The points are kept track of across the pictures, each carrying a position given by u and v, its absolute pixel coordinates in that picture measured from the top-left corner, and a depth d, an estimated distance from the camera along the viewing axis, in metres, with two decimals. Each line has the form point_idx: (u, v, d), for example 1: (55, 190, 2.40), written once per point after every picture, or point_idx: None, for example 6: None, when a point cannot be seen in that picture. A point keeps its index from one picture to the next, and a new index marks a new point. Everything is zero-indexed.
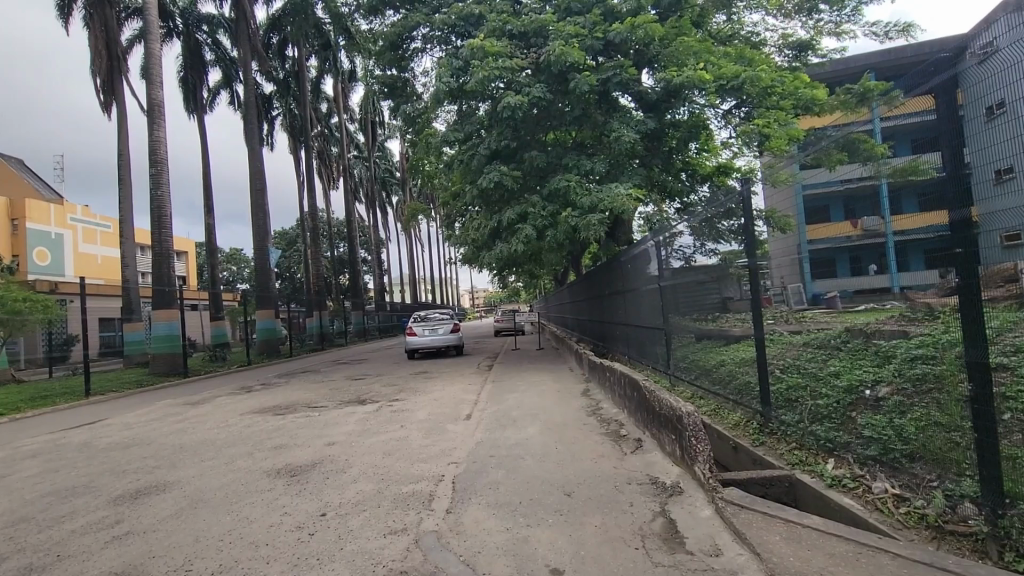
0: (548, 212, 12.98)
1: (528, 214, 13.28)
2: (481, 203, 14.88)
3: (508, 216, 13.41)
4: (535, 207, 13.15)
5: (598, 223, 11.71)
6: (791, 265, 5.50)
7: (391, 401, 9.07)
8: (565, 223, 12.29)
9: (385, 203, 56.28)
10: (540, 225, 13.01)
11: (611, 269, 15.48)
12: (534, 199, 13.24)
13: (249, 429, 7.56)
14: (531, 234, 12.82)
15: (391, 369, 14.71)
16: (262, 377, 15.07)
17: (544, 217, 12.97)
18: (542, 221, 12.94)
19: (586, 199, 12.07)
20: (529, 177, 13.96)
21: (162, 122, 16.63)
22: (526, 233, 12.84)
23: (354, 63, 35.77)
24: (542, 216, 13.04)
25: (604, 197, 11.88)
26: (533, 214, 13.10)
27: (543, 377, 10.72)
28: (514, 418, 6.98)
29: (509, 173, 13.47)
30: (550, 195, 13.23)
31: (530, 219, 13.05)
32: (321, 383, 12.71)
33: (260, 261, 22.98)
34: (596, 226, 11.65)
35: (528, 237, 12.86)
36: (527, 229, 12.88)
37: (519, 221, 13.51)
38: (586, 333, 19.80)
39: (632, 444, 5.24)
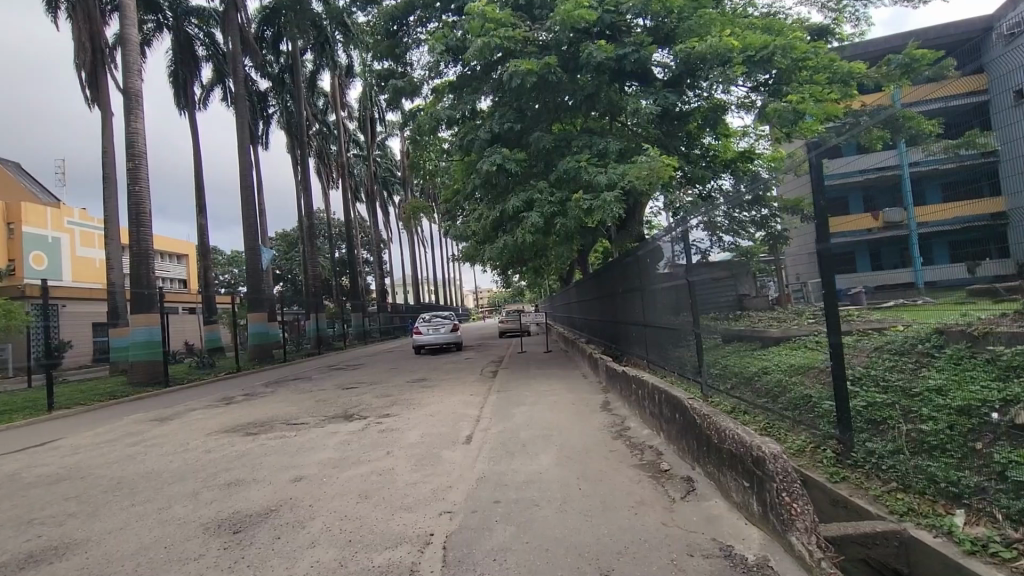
0: (558, 198, 11.82)
1: (535, 201, 12.11)
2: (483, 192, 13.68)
3: (513, 202, 12.25)
4: (542, 194, 11.97)
5: (613, 204, 10.51)
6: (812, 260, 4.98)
7: (381, 417, 7.92)
8: (577, 209, 11.09)
9: (386, 203, 55.16)
10: (548, 214, 11.79)
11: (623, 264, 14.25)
12: (541, 185, 12.07)
13: (209, 455, 6.38)
14: (538, 223, 11.65)
15: (387, 376, 13.55)
16: (249, 385, 13.93)
17: (552, 203, 11.80)
18: (550, 209, 11.71)
19: (602, 178, 10.91)
20: (536, 161, 12.73)
21: (141, 115, 15.53)
22: (531, 221, 11.65)
23: (351, 57, 34.61)
24: (550, 202, 11.86)
25: (621, 174, 10.79)
26: (540, 201, 11.92)
27: (555, 386, 9.51)
28: (523, 442, 5.75)
29: (514, 156, 12.33)
30: (560, 179, 12.02)
31: (539, 207, 11.83)
32: (310, 393, 11.56)
33: (251, 262, 21.88)
34: (610, 211, 10.48)
35: (534, 224, 11.72)
36: (533, 218, 11.72)
37: (524, 210, 12.38)
38: (595, 335, 18.60)
39: (682, 485, 4.02)
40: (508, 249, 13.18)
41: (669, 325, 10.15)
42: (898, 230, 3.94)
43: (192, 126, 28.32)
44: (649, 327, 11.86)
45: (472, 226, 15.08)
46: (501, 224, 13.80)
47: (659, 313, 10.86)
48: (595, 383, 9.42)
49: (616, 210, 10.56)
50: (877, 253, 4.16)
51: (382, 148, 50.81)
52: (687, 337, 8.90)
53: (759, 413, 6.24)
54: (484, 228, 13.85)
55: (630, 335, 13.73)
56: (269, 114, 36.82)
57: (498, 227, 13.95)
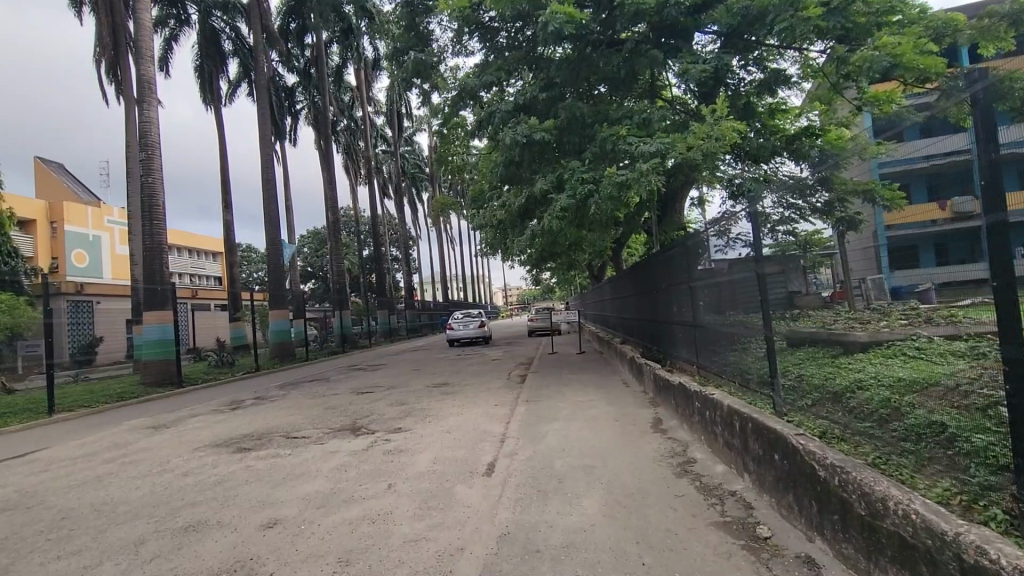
0: (591, 177, 10.53)
1: (567, 179, 10.95)
2: (509, 174, 12.56)
3: (541, 182, 11.14)
4: (576, 173, 10.78)
5: (650, 172, 9.34)
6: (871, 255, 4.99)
7: (391, 431, 6.81)
8: (611, 187, 9.84)
9: (414, 199, 54.55)
10: (581, 195, 10.53)
11: (665, 257, 12.78)
12: (575, 163, 10.84)
13: (183, 480, 5.38)
14: (567, 204, 10.49)
15: (407, 379, 12.53)
16: (263, 386, 13.13)
17: (584, 181, 10.53)
18: (583, 188, 10.46)
19: (644, 149, 9.65)
20: (568, 135, 11.47)
21: (155, 104, 14.93)
22: (561, 203, 10.48)
23: (376, 48, 33.77)
24: (583, 181, 10.60)
25: (668, 144, 9.55)
26: (575, 181, 10.66)
27: (593, 397, 8.22)
28: (559, 478, 4.51)
29: (542, 129, 11.16)
30: (597, 156, 10.76)
31: (569, 186, 10.64)
32: (322, 398, 10.61)
33: (273, 257, 21.19)
34: (646, 183, 9.33)
35: (561, 207, 10.59)
36: (562, 200, 10.54)
37: (554, 191, 11.25)
38: (633, 334, 17.16)
39: (800, 571, 2.74)
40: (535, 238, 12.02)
41: (723, 324, 8.77)
42: (969, 218, 3.79)
43: (217, 121, 27.98)
44: (697, 327, 10.40)
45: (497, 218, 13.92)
46: (529, 212, 12.61)
47: (709, 309, 9.46)
48: (640, 394, 8.10)
49: (654, 182, 9.35)
50: (946, 247, 4.10)
51: (409, 143, 50.05)
52: (744, 339, 7.83)
53: (864, 440, 4.81)
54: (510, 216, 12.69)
55: (674, 334, 12.28)
56: (296, 109, 36.50)
57: (525, 214, 12.78)
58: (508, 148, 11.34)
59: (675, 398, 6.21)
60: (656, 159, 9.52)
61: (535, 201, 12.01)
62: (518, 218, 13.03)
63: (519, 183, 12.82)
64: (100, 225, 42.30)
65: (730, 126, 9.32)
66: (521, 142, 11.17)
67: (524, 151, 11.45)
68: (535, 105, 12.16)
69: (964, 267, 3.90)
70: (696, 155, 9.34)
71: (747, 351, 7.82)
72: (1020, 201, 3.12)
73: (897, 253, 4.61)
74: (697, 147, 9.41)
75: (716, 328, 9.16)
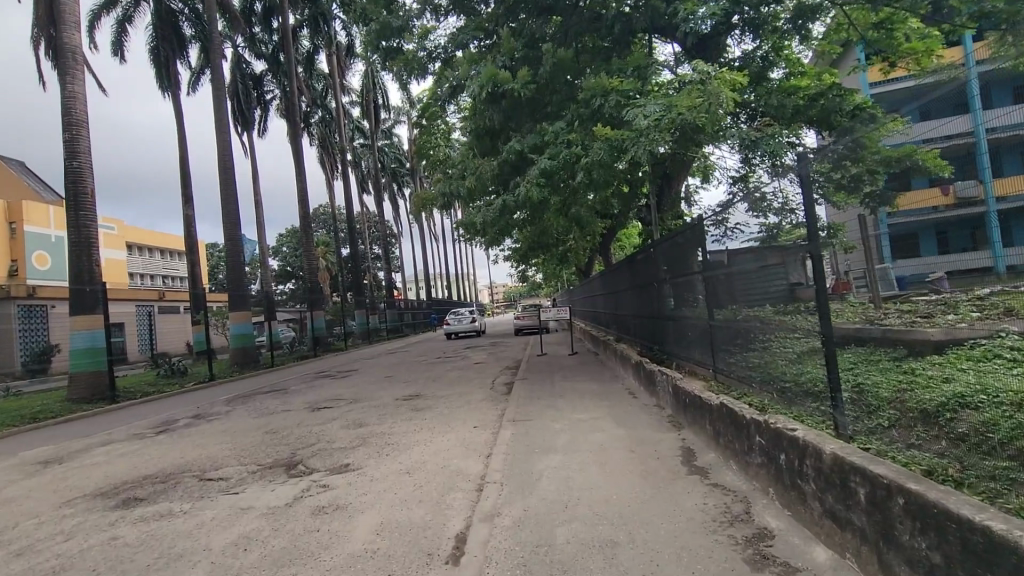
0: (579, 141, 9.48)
1: (549, 142, 9.98)
2: (490, 131, 11.40)
3: (516, 142, 10.29)
4: (562, 137, 9.74)
5: (654, 133, 7.99)
6: (868, 245, 4.42)
7: (335, 470, 5.17)
8: (602, 149, 8.66)
9: (395, 195, 52.69)
10: (564, 161, 9.60)
11: (662, 245, 11.46)
12: (556, 124, 9.91)
13: (7, 566, 3.66)
14: (547, 169, 9.50)
15: (376, 388, 10.86)
16: (209, 401, 11.35)
17: (571, 147, 9.46)
18: (568, 153, 9.45)
19: (636, 111, 8.37)
20: (550, 94, 10.45)
21: (83, 77, 13.07)
22: (542, 165, 9.36)
23: (350, 31, 31.83)
24: (568, 145, 9.62)
25: (665, 105, 8.18)
26: (554, 142, 9.84)
27: (595, 412, 6.68)
28: (563, 570, 2.89)
29: (517, 82, 9.93)
30: (580, 116, 9.65)
31: (554, 149, 9.69)
32: (270, 416, 8.89)
33: (233, 253, 19.05)
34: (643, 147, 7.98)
35: (543, 170, 9.53)
36: (541, 163, 9.53)
37: (533, 154, 10.33)
38: (627, 331, 15.77)
39: None
40: (501, 208, 10.81)
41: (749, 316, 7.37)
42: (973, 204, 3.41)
43: (175, 108, 25.86)
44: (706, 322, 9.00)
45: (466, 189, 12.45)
46: (505, 184, 11.42)
47: (720, 299, 8.03)
48: (652, 408, 6.56)
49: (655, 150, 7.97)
50: (945, 233, 3.66)
51: (388, 136, 48.08)
52: (760, 338, 6.69)
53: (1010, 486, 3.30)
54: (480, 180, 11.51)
55: (678, 332, 10.76)
56: (267, 99, 34.43)
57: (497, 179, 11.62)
58: (488, 110, 10.56)
59: (707, 418, 4.72)
60: (651, 123, 8.16)
61: (510, 170, 10.88)
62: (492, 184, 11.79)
63: (492, 150, 11.81)
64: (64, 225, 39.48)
65: (724, 74, 8.33)
66: (495, 95, 10.14)
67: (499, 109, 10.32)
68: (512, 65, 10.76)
69: (966, 254, 3.48)
70: (694, 117, 7.89)
71: (774, 351, 6.40)
72: (1017, 185, 3.04)
73: (896, 243, 4.07)
74: (701, 104, 7.99)
75: (730, 323, 7.70)
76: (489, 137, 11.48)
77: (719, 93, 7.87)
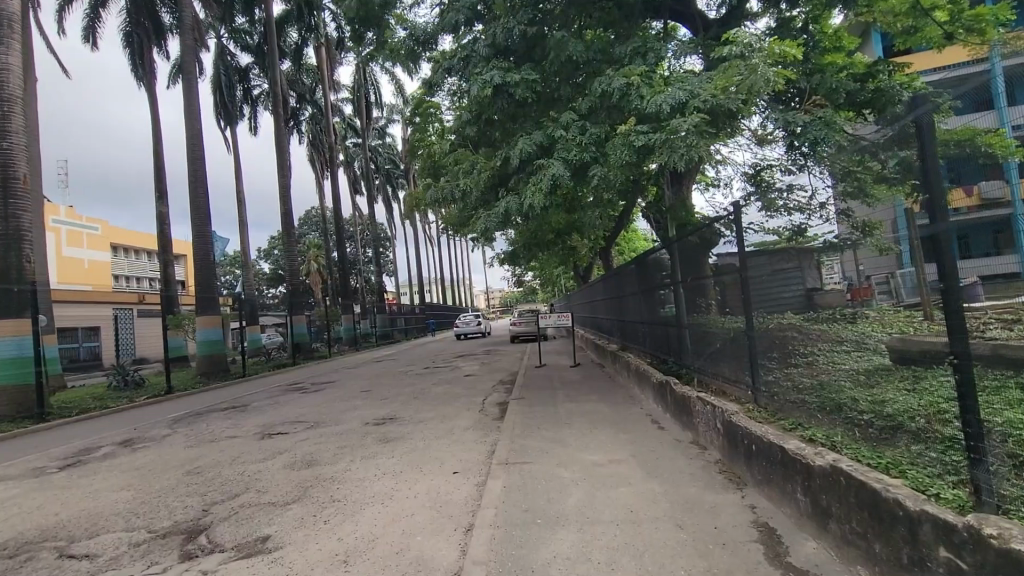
0: (592, 138, 7.23)
1: (558, 141, 7.52)
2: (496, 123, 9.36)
3: (522, 141, 7.61)
4: (573, 131, 7.35)
5: (695, 133, 6.14)
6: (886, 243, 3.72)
7: (243, 551, 3.55)
8: (624, 148, 6.69)
9: (389, 197, 51.07)
10: (576, 165, 7.27)
11: (678, 250, 9.77)
12: (565, 117, 7.53)
13: None
14: (562, 176, 7.00)
15: (347, 408, 9.25)
16: (149, 422, 9.67)
17: (586, 146, 7.23)
18: (580, 151, 7.17)
19: (659, 98, 6.50)
20: (554, 84, 8.56)
21: (18, 48, 11.43)
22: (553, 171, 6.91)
23: (339, 22, 30.32)
24: (580, 144, 7.32)
25: (691, 88, 6.49)
26: (564, 142, 7.38)
27: (613, 454, 5.07)
28: None
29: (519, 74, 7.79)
30: (596, 107, 7.43)
31: (561, 148, 7.27)
32: (207, 445, 7.25)
33: (202, 252, 17.24)
34: (683, 149, 6.14)
35: (555, 177, 7.05)
36: (551, 167, 6.99)
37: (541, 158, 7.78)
38: (632, 339, 14.23)
39: None
40: (495, 230, 8.26)
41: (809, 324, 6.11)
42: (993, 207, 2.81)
43: (150, 99, 24.16)
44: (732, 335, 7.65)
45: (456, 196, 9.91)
46: (505, 182, 8.99)
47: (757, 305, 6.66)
48: (688, 449, 4.99)
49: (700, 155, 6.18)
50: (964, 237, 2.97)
51: (382, 136, 46.50)
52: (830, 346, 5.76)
53: None
54: (474, 189, 8.96)
55: (700, 344, 9.12)
56: (253, 93, 32.83)
57: (496, 191, 9.16)
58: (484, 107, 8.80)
59: (798, 484, 3.12)
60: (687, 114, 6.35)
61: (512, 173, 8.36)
62: (492, 197, 9.33)
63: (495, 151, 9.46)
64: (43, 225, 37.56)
65: (772, 46, 6.30)
66: (501, 90, 8.42)
67: (505, 104, 8.58)
68: (510, 52, 9.04)
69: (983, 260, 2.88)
70: (733, 102, 6.21)
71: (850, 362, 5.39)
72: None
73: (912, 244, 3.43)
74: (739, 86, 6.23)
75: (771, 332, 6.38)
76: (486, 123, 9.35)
77: (767, 71, 5.99)
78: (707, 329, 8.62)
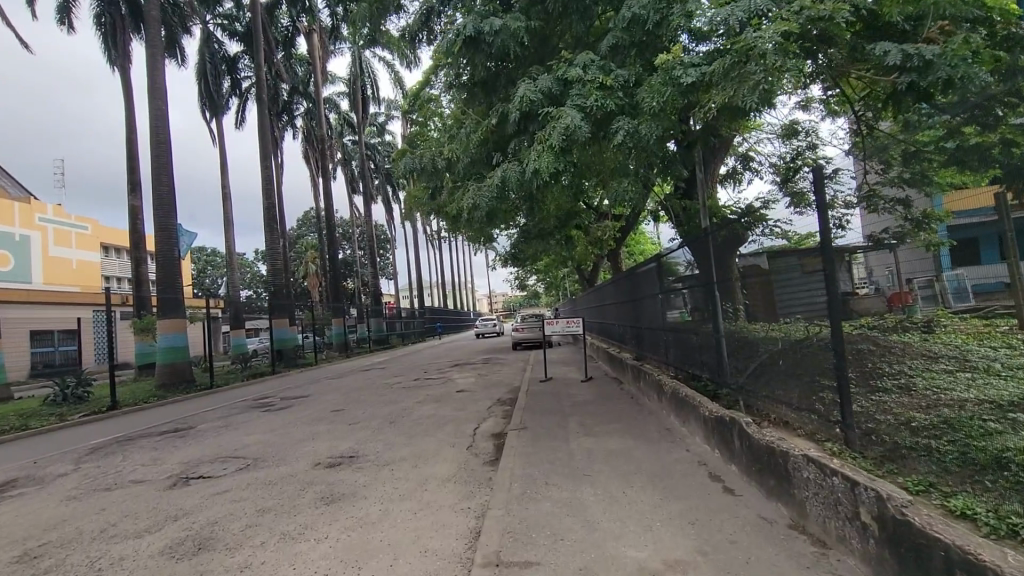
0: (620, 80, 5.34)
1: (572, 84, 5.54)
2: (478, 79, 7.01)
3: (522, 86, 5.68)
4: (594, 70, 5.43)
5: (779, 53, 4.31)
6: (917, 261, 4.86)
7: None
8: (664, 86, 4.89)
9: (388, 196, 49.25)
10: (596, 117, 5.37)
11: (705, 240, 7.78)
12: (581, 55, 5.56)
13: None
14: (579, 129, 5.10)
15: (303, 437, 7.35)
16: (57, 453, 7.72)
17: (611, 91, 5.32)
18: (603, 97, 5.26)
19: (725, 18, 4.60)
20: (559, 23, 6.47)
21: None
22: (568, 121, 5.03)
23: (332, 8, 28.43)
24: (602, 89, 5.40)
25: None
26: (581, 84, 5.43)
27: (668, 551, 3.14)
28: None
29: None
30: (629, 38, 5.44)
31: (575, 91, 5.40)
32: (95, 497, 5.32)
33: (164, 249, 15.32)
34: (763, 70, 4.28)
35: (570, 129, 5.11)
36: (566, 116, 5.09)
37: (547, 111, 5.82)
38: (648, 349, 12.37)
39: None
40: (491, 213, 6.16)
41: None
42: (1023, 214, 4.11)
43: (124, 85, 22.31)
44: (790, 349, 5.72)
45: (443, 164, 7.88)
46: (500, 147, 6.92)
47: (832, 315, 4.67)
48: (792, 543, 3.08)
49: (781, 81, 4.43)
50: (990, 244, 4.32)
51: (380, 133, 44.63)
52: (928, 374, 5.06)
53: None
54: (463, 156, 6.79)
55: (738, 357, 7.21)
56: (241, 83, 30.98)
57: (489, 159, 7.06)
58: (471, 64, 6.58)
59: None
60: (761, 27, 4.54)
61: (511, 133, 6.36)
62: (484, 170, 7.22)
63: (483, 112, 7.36)
64: (29, 224, 35.68)
65: None
66: (477, 43, 6.13)
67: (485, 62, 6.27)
68: None
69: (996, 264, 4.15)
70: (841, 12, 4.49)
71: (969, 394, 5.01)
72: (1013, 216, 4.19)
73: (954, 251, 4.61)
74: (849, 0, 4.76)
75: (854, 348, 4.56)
76: (481, 87, 6.99)
77: None
78: (749, 340, 6.61)
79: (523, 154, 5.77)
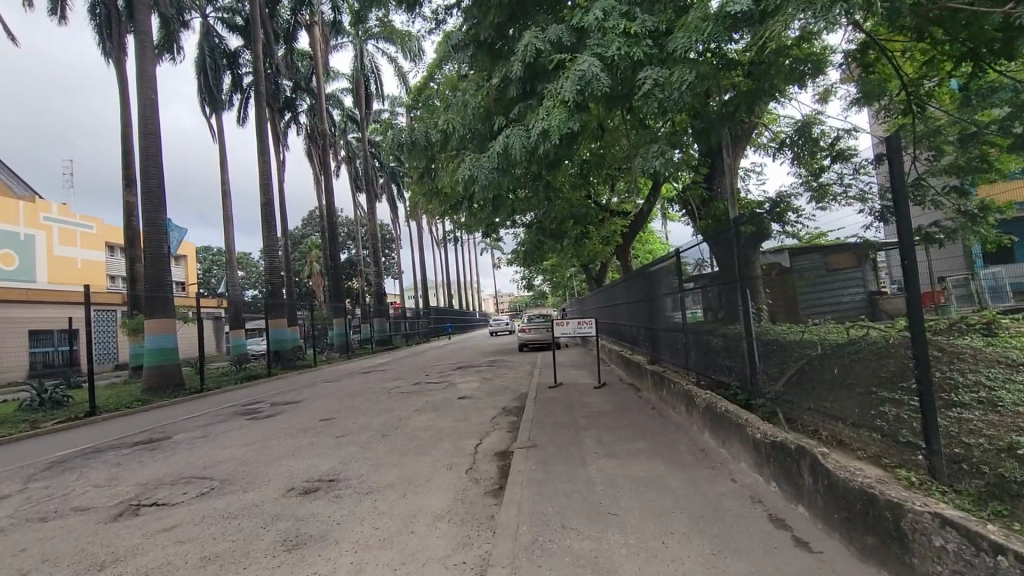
0: (647, 25, 4.44)
1: (589, 30, 4.67)
2: (479, 39, 6.16)
3: (530, 34, 4.82)
4: (615, 12, 4.54)
5: None
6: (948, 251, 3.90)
7: None
8: (703, 25, 3.98)
9: (392, 194, 48.48)
10: (617, 69, 4.50)
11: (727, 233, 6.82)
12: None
13: None
14: (598, 78, 4.24)
15: (281, 454, 6.49)
16: (10, 469, 6.90)
17: (637, 36, 4.43)
18: (626, 43, 4.37)
19: None
20: None
21: None
22: (585, 68, 4.19)
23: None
24: (626, 35, 4.52)
25: None
26: (600, 29, 4.56)
27: None
28: None
29: None
30: None
31: (593, 39, 4.53)
32: (25, 530, 4.48)
33: (152, 246, 14.55)
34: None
35: (586, 79, 4.26)
36: (583, 63, 4.24)
37: (558, 64, 4.95)
38: (664, 352, 11.42)
39: None
40: (490, 187, 5.30)
41: None
42: None
43: (120, 78, 21.63)
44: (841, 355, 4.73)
45: (437, 137, 7.04)
46: (503, 113, 6.06)
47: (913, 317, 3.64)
48: None
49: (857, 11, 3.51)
50: None
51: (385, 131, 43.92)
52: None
53: None
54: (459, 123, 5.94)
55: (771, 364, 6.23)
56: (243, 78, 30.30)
57: (491, 128, 6.21)
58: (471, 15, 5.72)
59: None
60: None
61: (515, 95, 5.50)
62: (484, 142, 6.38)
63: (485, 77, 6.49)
64: (32, 222, 35.12)
65: None
66: None
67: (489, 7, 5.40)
68: None
69: None
70: None
71: None
72: None
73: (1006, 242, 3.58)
74: None
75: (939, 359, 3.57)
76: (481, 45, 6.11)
77: None
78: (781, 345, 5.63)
79: (530, 115, 4.90)
